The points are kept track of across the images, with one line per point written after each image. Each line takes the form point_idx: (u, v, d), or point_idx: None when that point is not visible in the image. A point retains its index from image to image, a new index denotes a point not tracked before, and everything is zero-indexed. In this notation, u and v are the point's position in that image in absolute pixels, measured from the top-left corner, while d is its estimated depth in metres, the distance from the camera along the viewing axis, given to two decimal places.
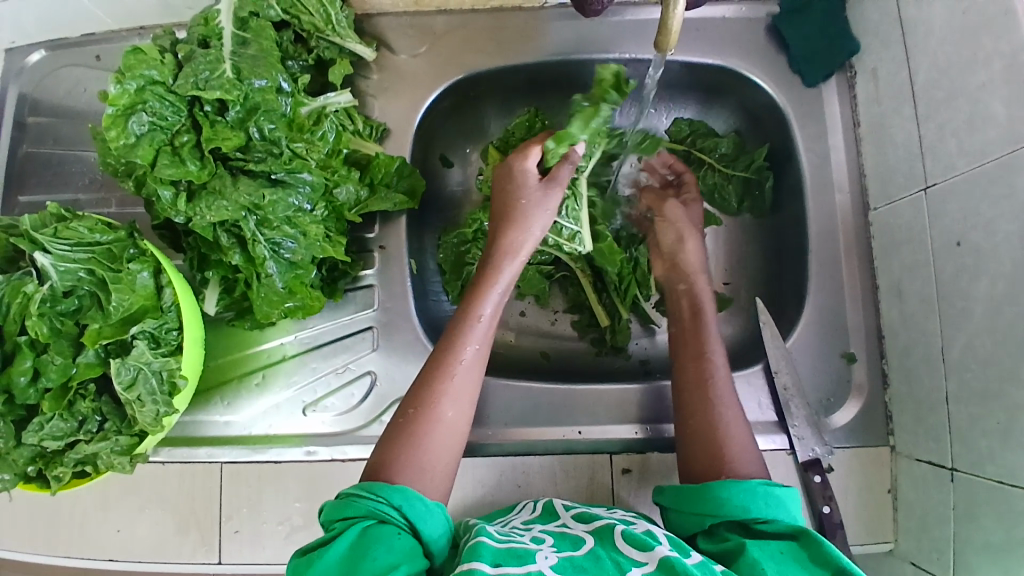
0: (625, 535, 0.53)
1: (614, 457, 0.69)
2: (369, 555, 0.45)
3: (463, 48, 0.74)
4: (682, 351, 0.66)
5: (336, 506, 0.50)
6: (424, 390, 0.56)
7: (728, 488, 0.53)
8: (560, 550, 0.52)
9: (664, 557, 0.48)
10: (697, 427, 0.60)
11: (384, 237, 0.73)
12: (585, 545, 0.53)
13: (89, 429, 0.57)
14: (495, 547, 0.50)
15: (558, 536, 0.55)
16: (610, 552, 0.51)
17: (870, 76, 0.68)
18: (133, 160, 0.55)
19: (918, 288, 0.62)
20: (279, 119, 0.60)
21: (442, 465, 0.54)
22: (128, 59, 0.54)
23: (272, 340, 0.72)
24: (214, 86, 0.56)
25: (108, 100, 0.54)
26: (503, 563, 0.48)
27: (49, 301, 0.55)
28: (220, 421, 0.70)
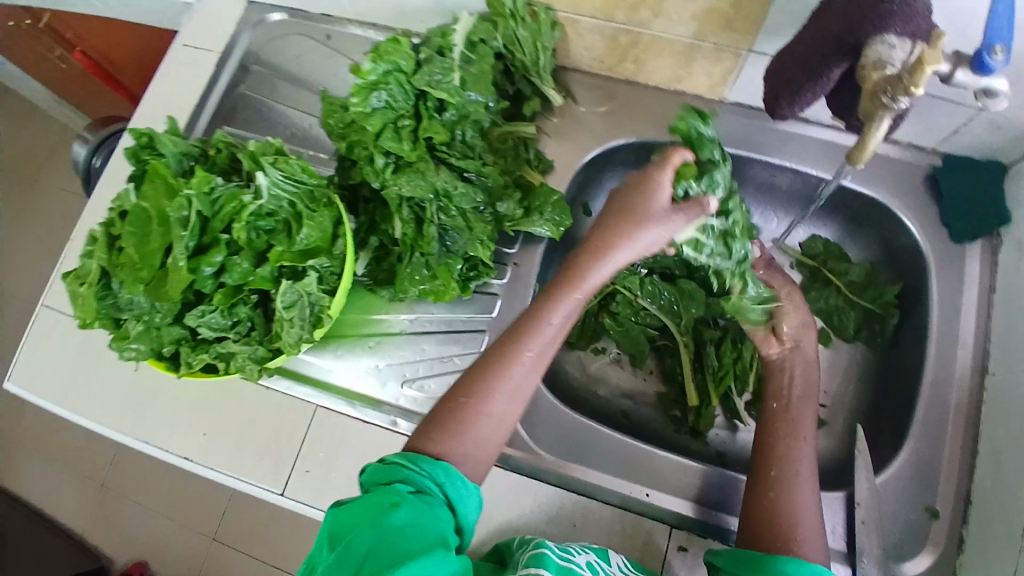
0: None
1: (674, 531, 0.70)
2: (422, 516, 0.50)
3: (631, 117, 0.82)
4: (772, 432, 0.66)
5: (378, 469, 0.55)
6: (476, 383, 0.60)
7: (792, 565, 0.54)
8: None
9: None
10: (773, 494, 0.61)
11: (520, 256, 0.79)
12: None
13: (238, 331, 0.64)
14: (558, 563, 0.56)
15: (610, 573, 0.59)
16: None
17: (1015, 248, 0.70)
18: (363, 125, 0.65)
19: (1018, 460, 0.62)
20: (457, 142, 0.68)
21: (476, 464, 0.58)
22: (387, 46, 0.65)
23: (392, 313, 0.78)
24: (442, 87, 0.66)
25: (361, 73, 0.64)
26: None
27: (255, 215, 0.62)
28: (325, 369, 0.76)
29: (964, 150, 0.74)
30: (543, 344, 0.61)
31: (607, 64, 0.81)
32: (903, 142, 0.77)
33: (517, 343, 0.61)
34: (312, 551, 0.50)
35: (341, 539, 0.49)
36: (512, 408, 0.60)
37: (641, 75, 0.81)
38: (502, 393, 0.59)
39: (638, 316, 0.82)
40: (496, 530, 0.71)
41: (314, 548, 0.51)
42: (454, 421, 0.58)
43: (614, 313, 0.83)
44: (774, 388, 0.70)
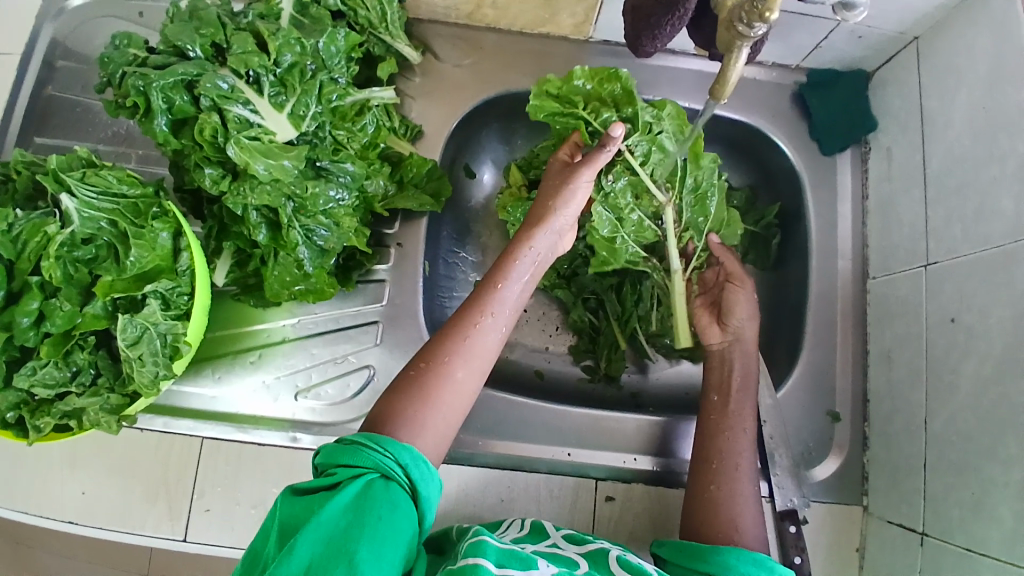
0: (618, 558, 0.54)
1: (600, 483, 0.69)
2: (372, 517, 0.43)
3: (508, 65, 0.76)
4: (715, 431, 0.64)
5: (335, 450, 0.46)
6: (439, 347, 0.54)
7: (738, 556, 0.53)
8: (557, 564, 0.52)
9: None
10: (707, 487, 0.61)
11: (402, 234, 0.73)
12: (580, 566, 0.53)
13: (81, 382, 0.55)
14: (498, 548, 0.50)
15: (550, 555, 0.54)
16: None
17: (884, 154, 0.72)
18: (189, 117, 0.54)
19: (907, 358, 0.66)
20: (236, 142, 0.53)
21: (442, 423, 0.51)
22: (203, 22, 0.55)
23: (273, 320, 0.71)
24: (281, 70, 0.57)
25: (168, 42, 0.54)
26: (507, 564, 0.48)
27: (66, 245, 0.52)
28: (206, 395, 0.69)
29: (829, 63, 0.74)
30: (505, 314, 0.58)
31: (464, 12, 0.74)
32: (769, 62, 0.76)
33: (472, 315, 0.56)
34: (255, 542, 0.44)
35: (284, 540, 0.42)
36: (474, 373, 0.54)
37: (505, 20, 0.75)
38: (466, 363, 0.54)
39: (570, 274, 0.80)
40: None
41: (256, 538, 0.44)
42: (416, 384, 0.51)
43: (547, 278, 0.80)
44: (714, 380, 0.68)
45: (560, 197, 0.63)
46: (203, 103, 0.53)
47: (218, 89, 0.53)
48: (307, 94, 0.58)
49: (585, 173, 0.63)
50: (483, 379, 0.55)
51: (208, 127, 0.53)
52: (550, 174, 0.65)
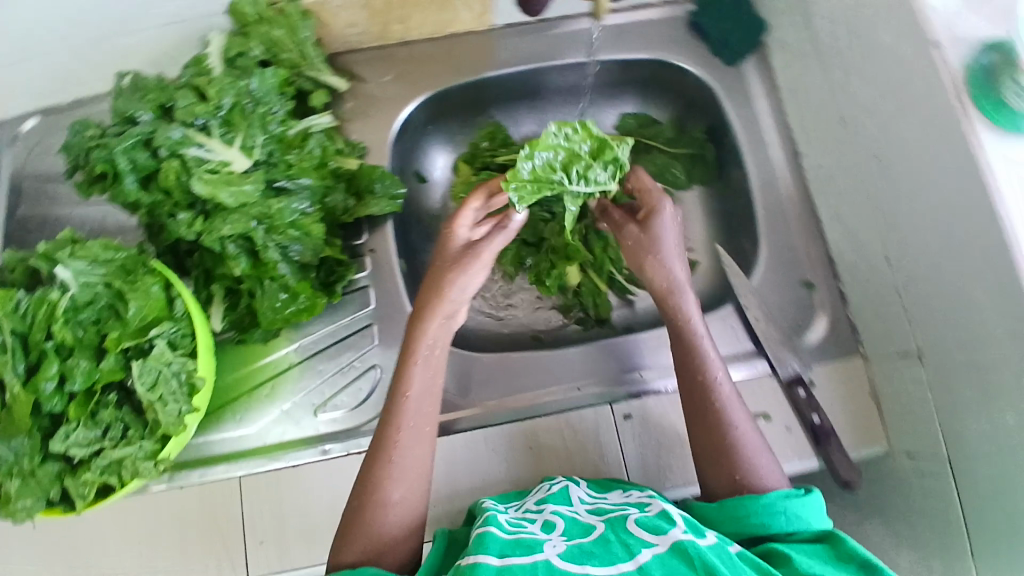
0: (637, 519, 0.50)
1: (616, 406, 0.71)
2: None
3: (428, 70, 0.83)
4: (699, 412, 0.61)
5: None
6: (374, 470, 0.58)
7: (748, 505, 0.53)
8: (570, 538, 0.50)
9: (675, 540, 0.46)
10: (720, 479, 0.58)
11: (372, 241, 0.78)
12: (595, 531, 0.50)
13: (113, 437, 0.58)
14: (504, 538, 0.48)
15: (569, 521, 0.53)
16: (621, 535, 0.49)
17: (779, 48, 0.79)
18: (155, 171, 0.59)
19: (855, 209, 0.71)
20: (201, 178, 0.59)
21: (396, 530, 0.56)
22: (148, 87, 0.61)
23: (276, 351, 0.74)
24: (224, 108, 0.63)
25: (119, 114, 0.60)
26: (510, 555, 0.46)
27: (71, 310, 0.57)
28: (233, 436, 0.72)
29: None
30: (427, 409, 0.61)
31: (376, 33, 0.81)
32: (656, 3, 0.84)
33: (392, 417, 0.60)
34: None
35: None
36: (416, 485, 0.58)
37: (415, 31, 0.82)
38: (398, 463, 0.58)
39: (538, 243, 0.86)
40: (461, 491, 0.68)
41: None
42: (358, 515, 0.56)
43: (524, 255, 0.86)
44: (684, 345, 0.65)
45: (453, 279, 0.66)
46: (162, 154, 0.59)
47: (173, 138, 0.59)
48: (251, 127, 0.64)
49: (479, 261, 0.68)
50: (426, 486, 0.58)
51: (172, 172, 0.58)
52: (445, 254, 0.69)
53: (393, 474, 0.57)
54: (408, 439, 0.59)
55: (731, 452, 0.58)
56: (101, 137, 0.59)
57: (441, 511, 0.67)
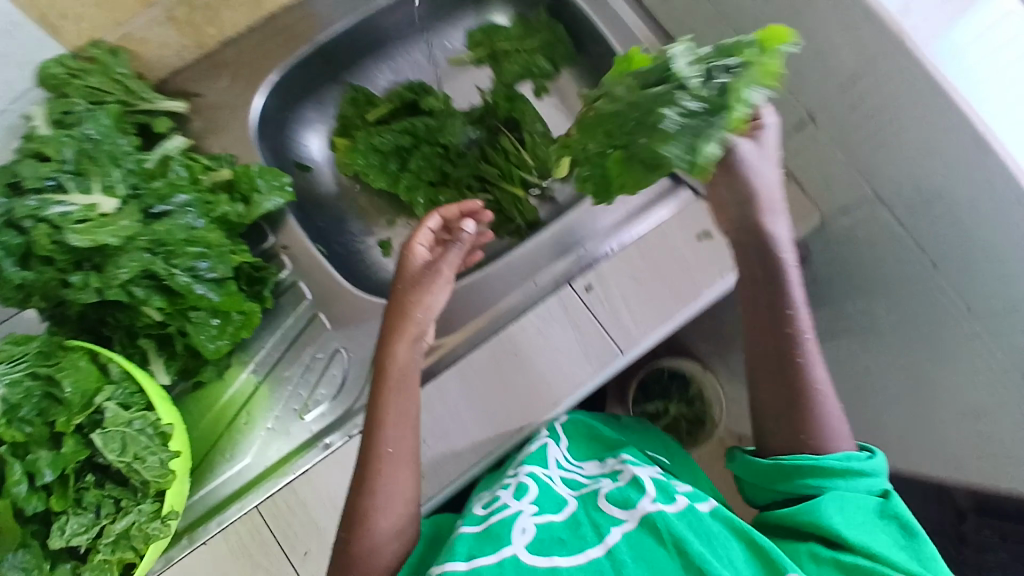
0: (607, 493, 0.54)
1: (574, 281, 0.74)
2: None
3: (260, 58, 0.80)
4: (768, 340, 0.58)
5: None
6: (354, 510, 0.54)
7: (817, 469, 0.53)
8: (540, 514, 0.53)
9: (643, 512, 0.50)
10: (777, 403, 0.57)
11: (283, 240, 0.75)
12: (566, 508, 0.54)
13: (109, 512, 0.58)
14: (473, 535, 0.51)
15: (544, 487, 0.57)
16: (591, 515, 0.53)
17: None
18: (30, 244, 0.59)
19: (703, 16, 0.74)
20: (72, 232, 0.57)
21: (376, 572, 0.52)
22: None
23: (236, 380, 0.72)
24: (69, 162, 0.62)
25: None
26: (478, 555, 0.49)
27: (8, 411, 0.55)
28: (233, 474, 0.70)
29: None
30: (404, 435, 0.56)
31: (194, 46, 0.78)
32: None
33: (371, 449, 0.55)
34: None
35: None
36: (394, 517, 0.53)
37: (228, 27, 0.78)
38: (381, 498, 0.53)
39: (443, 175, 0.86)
40: (472, 417, 0.70)
41: None
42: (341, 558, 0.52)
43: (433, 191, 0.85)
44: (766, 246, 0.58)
45: (416, 303, 0.62)
46: (29, 227, 0.58)
47: (30, 207, 0.58)
48: (104, 171, 0.63)
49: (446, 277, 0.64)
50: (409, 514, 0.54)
51: (44, 238, 0.58)
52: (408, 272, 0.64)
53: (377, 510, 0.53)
54: (392, 420, 0.56)
55: (799, 393, 0.56)
56: None
57: (461, 443, 0.69)
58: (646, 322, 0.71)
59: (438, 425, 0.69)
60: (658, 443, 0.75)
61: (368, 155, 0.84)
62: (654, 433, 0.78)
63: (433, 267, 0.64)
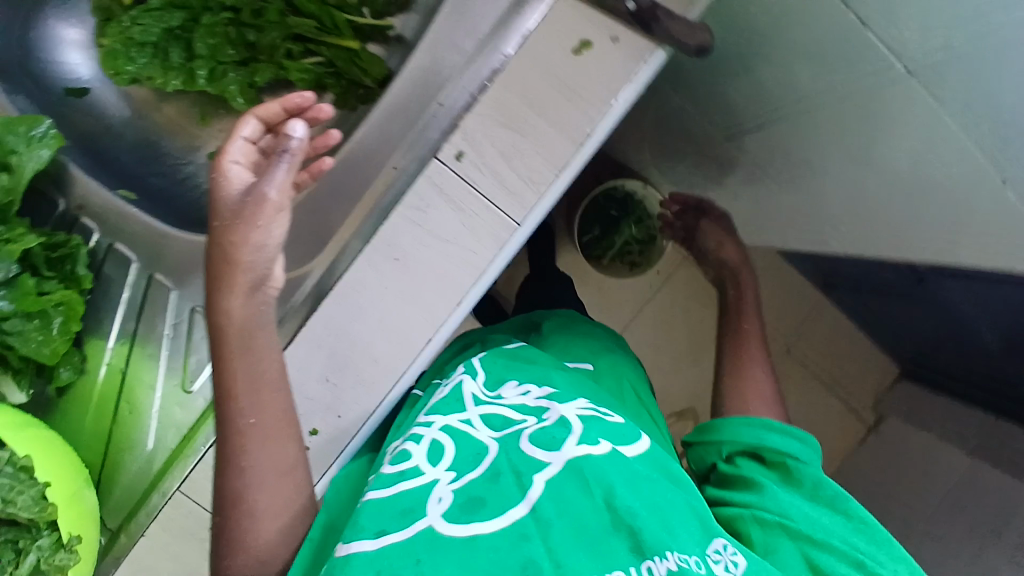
0: (530, 436, 0.41)
1: (441, 148, 0.57)
2: None
3: None
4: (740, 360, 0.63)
5: None
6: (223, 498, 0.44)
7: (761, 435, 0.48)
8: (460, 473, 0.40)
9: (569, 457, 0.39)
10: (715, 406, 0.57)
11: (77, 196, 0.62)
12: (486, 458, 0.41)
13: (7, 557, 0.53)
14: (381, 506, 0.38)
15: (459, 438, 0.42)
16: (515, 468, 0.40)
17: None
18: None
19: None
20: None
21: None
22: None
23: (100, 369, 0.61)
24: None
25: None
26: (387, 530, 0.36)
27: None
28: (134, 470, 0.59)
29: None
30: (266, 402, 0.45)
31: None
32: None
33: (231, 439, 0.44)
34: None
35: None
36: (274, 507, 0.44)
37: None
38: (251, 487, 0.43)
39: (246, 45, 0.68)
40: (367, 350, 0.58)
41: None
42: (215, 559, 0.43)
43: (242, 69, 0.68)
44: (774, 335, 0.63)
45: (240, 244, 0.42)
46: None
47: None
48: None
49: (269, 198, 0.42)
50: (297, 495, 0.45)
51: None
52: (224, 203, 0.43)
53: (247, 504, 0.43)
54: (243, 389, 0.44)
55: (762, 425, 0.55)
56: None
57: (365, 386, 0.59)
58: (536, 176, 0.56)
59: (330, 372, 0.58)
60: (586, 344, 0.59)
61: (144, 53, 0.67)
62: (577, 322, 0.64)
63: (253, 191, 0.42)
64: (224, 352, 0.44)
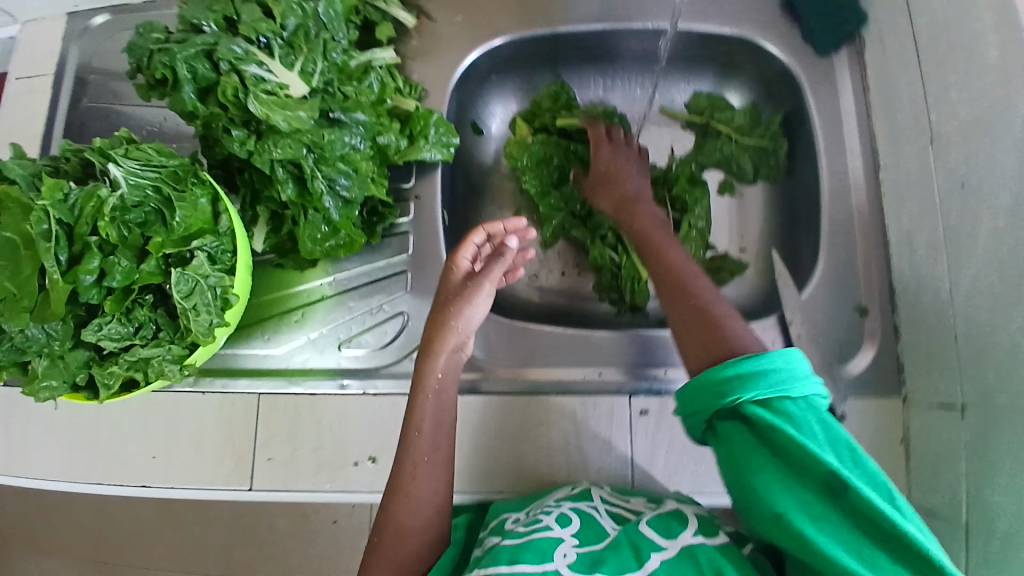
0: (648, 521, 0.52)
1: (634, 398, 0.70)
2: None
3: (498, 16, 0.79)
4: None
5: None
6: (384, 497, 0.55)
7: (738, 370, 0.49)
8: (580, 545, 0.50)
9: (686, 544, 0.49)
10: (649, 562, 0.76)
11: (419, 188, 0.77)
12: (605, 538, 0.52)
13: (144, 335, 0.61)
14: (511, 546, 0.48)
15: (582, 519, 0.54)
16: (631, 540, 0.50)
17: (879, 44, 0.73)
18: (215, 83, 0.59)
19: (925, 235, 0.66)
20: (258, 98, 0.58)
21: (410, 545, 0.53)
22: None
23: (311, 281, 0.75)
24: (292, 27, 0.62)
25: (182, 18, 0.60)
26: (519, 560, 0.46)
27: (119, 209, 0.57)
28: (258, 354, 0.73)
29: None
30: (441, 436, 0.58)
31: None
32: None
33: (410, 452, 0.57)
34: None
35: None
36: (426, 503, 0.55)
37: None
38: (414, 488, 0.55)
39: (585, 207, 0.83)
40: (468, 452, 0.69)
41: None
42: (377, 528, 0.54)
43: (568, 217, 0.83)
44: None
45: (456, 312, 0.63)
46: (222, 67, 0.58)
47: (234, 52, 0.58)
48: (313, 52, 0.63)
49: (484, 289, 0.64)
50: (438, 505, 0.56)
51: (229, 87, 0.58)
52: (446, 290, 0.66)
53: (411, 498, 0.55)
54: (426, 425, 0.58)
55: None
56: (165, 38, 0.60)
57: None
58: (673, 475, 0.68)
59: None
60: None
61: (535, 158, 0.83)
62: None
63: (475, 280, 0.65)
64: (418, 389, 0.60)
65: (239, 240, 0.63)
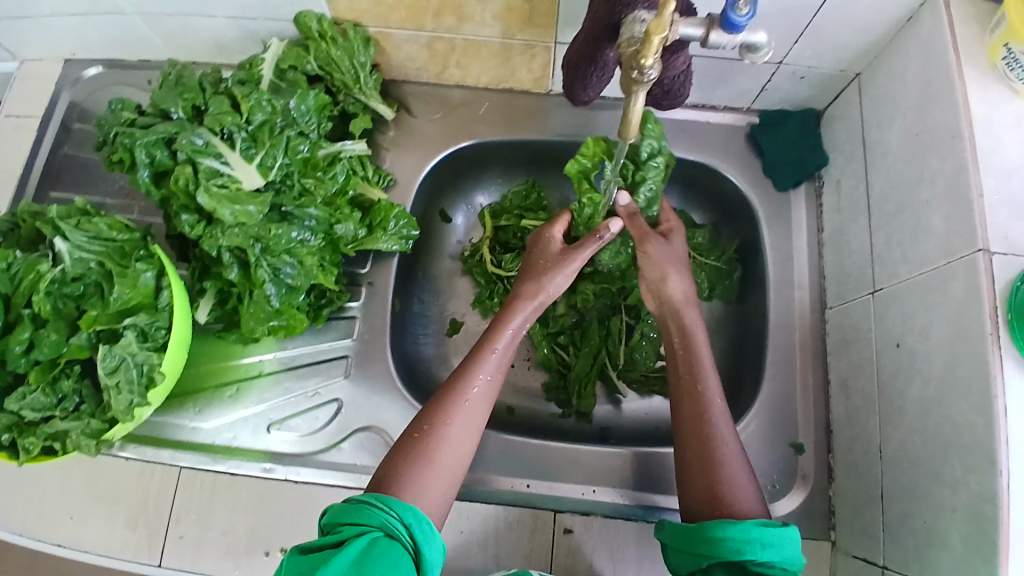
0: None
1: (560, 515, 0.69)
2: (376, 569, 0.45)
3: (474, 119, 0.82)
4: None
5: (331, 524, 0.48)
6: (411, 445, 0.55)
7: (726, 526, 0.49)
8: None
9: None
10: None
11: (373, 275, 0.78)
12: None
13: (65, 407, 0.61)
14: None
15: None
16: None
17: (835, 187, 0.75)
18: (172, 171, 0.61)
19: (862, 385, 0.66)
20: (206, 191, 0.60)
21: (435, 497, 0.53)
22: (182, 86, 0.63)
23: (254, 355, 0.75)
24: (258, 122, 0.64)
25: (154, 103, 0.62)
26: None
27: (57, 282, 0.59)
28: (188, 426, 0.73)
29: (779, 104, 0.78)
30: (475, 407, 0.58)
31: (432, 72, 0.80)
32: (721, 107, 0.80)
33: (442, 413, 0.57)
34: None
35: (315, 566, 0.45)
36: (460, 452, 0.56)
37: (470, 78, 0.81)
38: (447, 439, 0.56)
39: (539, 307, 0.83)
40: None
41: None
42: (406, 463, 0.53)
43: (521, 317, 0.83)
44: None
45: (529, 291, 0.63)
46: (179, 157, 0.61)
47: (194, 144, 0.61)
48: (275, 147, 0.65)
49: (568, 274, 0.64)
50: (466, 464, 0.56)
51: (182, 177, 0.60)
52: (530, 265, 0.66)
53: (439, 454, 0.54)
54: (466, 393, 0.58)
55: None
56: (132, 120, 0.62)
57: None
58: None
59: None
60: None
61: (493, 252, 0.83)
62: None
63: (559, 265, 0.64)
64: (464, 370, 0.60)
65: (176, 319, 0.63)
